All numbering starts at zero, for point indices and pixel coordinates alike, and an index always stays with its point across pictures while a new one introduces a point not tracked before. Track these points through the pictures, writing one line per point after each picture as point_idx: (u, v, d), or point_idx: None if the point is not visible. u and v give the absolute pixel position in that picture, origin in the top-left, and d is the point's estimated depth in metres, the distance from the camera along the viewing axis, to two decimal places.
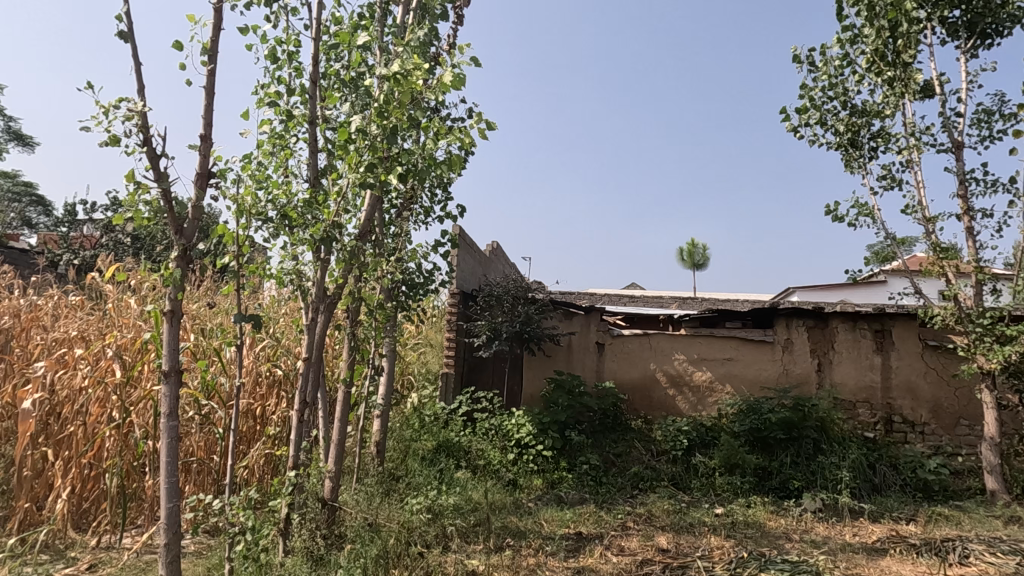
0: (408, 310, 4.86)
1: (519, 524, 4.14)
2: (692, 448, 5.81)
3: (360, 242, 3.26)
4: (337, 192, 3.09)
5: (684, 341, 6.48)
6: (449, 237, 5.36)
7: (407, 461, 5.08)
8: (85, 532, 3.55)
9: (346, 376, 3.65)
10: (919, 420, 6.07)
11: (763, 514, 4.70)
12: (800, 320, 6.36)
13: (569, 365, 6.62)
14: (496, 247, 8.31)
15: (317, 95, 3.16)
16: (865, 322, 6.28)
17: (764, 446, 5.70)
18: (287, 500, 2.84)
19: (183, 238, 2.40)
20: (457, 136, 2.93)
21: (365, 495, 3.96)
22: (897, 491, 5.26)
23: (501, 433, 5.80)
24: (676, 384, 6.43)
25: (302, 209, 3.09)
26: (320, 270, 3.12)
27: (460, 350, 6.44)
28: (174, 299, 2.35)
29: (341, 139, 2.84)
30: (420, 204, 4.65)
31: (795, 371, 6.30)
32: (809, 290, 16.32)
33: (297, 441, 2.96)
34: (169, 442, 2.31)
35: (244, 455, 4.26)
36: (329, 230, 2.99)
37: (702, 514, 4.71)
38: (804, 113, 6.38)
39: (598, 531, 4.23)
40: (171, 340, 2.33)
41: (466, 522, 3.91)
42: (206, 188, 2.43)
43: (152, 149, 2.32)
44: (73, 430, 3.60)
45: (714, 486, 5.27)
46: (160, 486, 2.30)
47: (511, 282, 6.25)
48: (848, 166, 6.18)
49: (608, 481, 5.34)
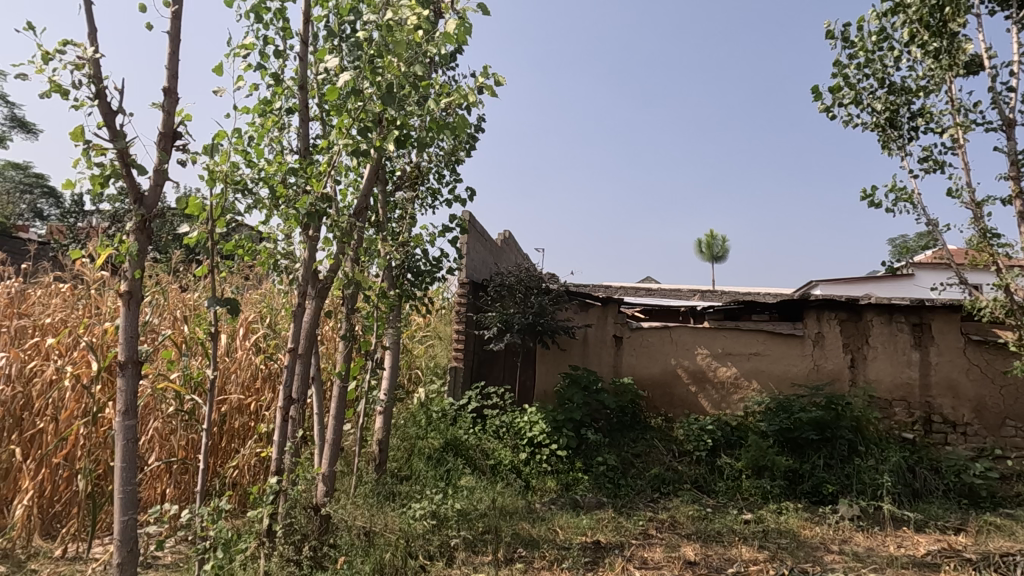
0: (414, 299, 4.53)
1: (532, 532, 3.80)
2: (717, 448, 5.45)
3: (354, 220, 2.92)
4: (328, 162, 2.74)
5: (708, 335, 6.10)
6: (459, 223, 5.02)
7: (411, 462, 4.78)
8: (54, 539, 3.23)
9: (342, 369, 3.30)
10: (961, 420, 5.67)
11: (796, 522, 4.35)
12: (831, 312, 5.96)
13: (584, 360, 6.26)
14: (509, 237, 7.96)
15: (308, 58, 2.84)
16: (902, 315, 5.88)
17: (795, 447, 5.32)
18: (269, 508, 2.51)
19: (142, 207, 2.05)
20: (463, 95, 2.57)
21: (363, 501, 3.63)
22: (939, 497, 4.85)
23: (513, 431, 5.46)
24: (699, 381, 6.05)
25: (290, 181, 2.76)
26: (308, 251, 2.75)
27: (470, 343, 6.10)
28: (131, 277, 2.02)
29: (330, 98, 2.51)
30: (426, 185, 4.34)
31: (826, 367, 5.90)
32: (832, 284, 15.82)
33: (281, 442, 2.62)
34: (125, 445, 1.99)
35: (234, 455, 3.95)
36: (316, 204, 2.66)
37: (730, 521, 4.36)
38: (837, 92, 5.97)
39: (617, 540, 3.89)
40: (128, 327, 2.00)
41: (473, 531, 3.57)
42: (171, 150, 2.09)
43: (105, 103, 1.99)
44: (42, 427, 3.29)
45: (740, 490, 4.93)
46: (114, 496, 1.98)
47: (524, 272, 5.88)
48: (886, 148, 5.78)
49: (627, 484, 4.99)
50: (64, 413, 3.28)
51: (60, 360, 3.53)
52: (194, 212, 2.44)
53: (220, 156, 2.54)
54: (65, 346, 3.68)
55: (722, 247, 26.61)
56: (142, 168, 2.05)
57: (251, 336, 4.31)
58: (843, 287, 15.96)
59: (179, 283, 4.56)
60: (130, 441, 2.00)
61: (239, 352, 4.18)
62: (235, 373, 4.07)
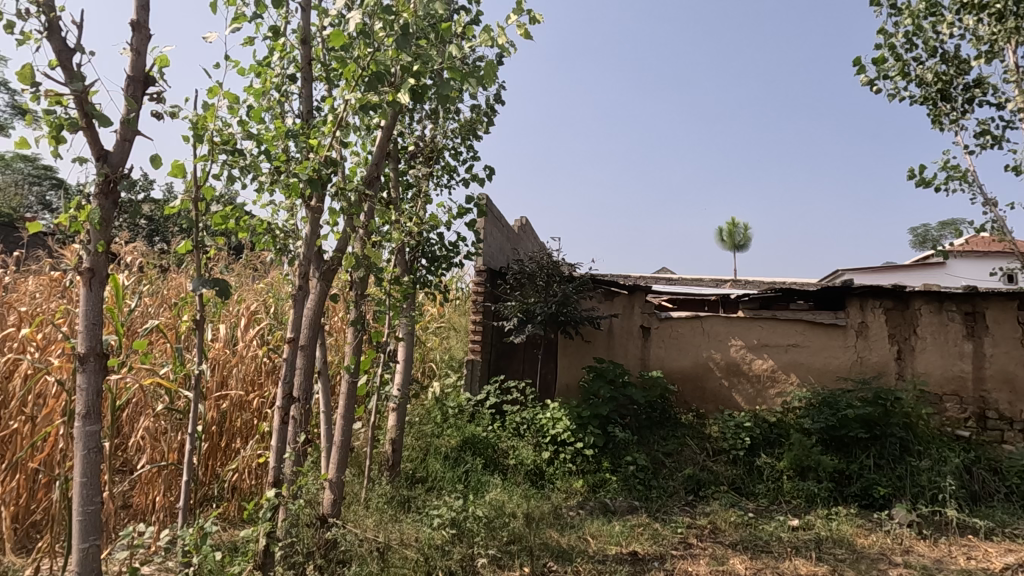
0: (429, 287, 4.19)
1: (561, 541, 3.45)
2: (755, 447, 5.06)
3: (366, 190, 2.55)
4: (334, 121, 2.36)
5: (742, 325, 5.70)
6: (478, 205, 4.66)
7: (427, 462, 4.44)
8: (29, 554, 2.90)
9: (351, 362, 2.93)
10: (1018, 417, 5.26)
11: (850, 529, 3.97)
12: (876, 300, 5.54)
13: (609, 352, 5.88)
14: (526, 223, 7.58)
15: (310, 7, 2.46)
16: (953, 304, 5.45)
17: (840, 446, 4.92)
18: (265, 525, 2.16)
19: (106, 164, 1.68)
20: (490, 37, 2.20)
21: (376, 509, 3.28)
22: (1002, 500, 4.46)
23: (535, 428, 5.08)
24: (733, 374, 5.65)
25: (290, 146, 2.39)
26: (311, 224, 2.36)
27: (488, 335, 5.74)
28: (93, 252, 1.65)
29: (336, 43, 2.14)
30: (442, 162, 3.98)
31: (871, 359, 5.49)
32: (858, 273, 15.34)
33: (280, 449, 2.26)
34: (86, 457, 1.63)
35: (235, 457, 3.60)
36: (321, 169, 2.28)
37: (776, 527, 4.00)
38: (882, 64, 5.51)
39: (656, 551, 3.53)
40: (89, 311, 1.64)
41: (498, 542, 3.19)
42: (141, 98, 1.72)
43: (59, 38, 1.63)
44: (16, 428, 2.92)
45: (782, 492, 4.56)
46: (72, 519, 1.63)
47: (545, 260, 5.49)
48: (937, 123, 5.31)
49: (658, 486, 4.62)
50: (44, 410, 2.94)
51: (39, 352, 3.19)
52: (196, 191, 2.07)
53: (220, 121, 2.16)
54: (46, 337, 3.34)
55: (743, 235, 26.08)
56: (106, 120, 1.68)
57: (254, 326, 3.97)
58: (868, 277, 15.50)
59: (177, 271, 4.23)
60: (91, 451, 1.65)
61: (241, 343, 3.82)
62: (236, 367, 3.69)
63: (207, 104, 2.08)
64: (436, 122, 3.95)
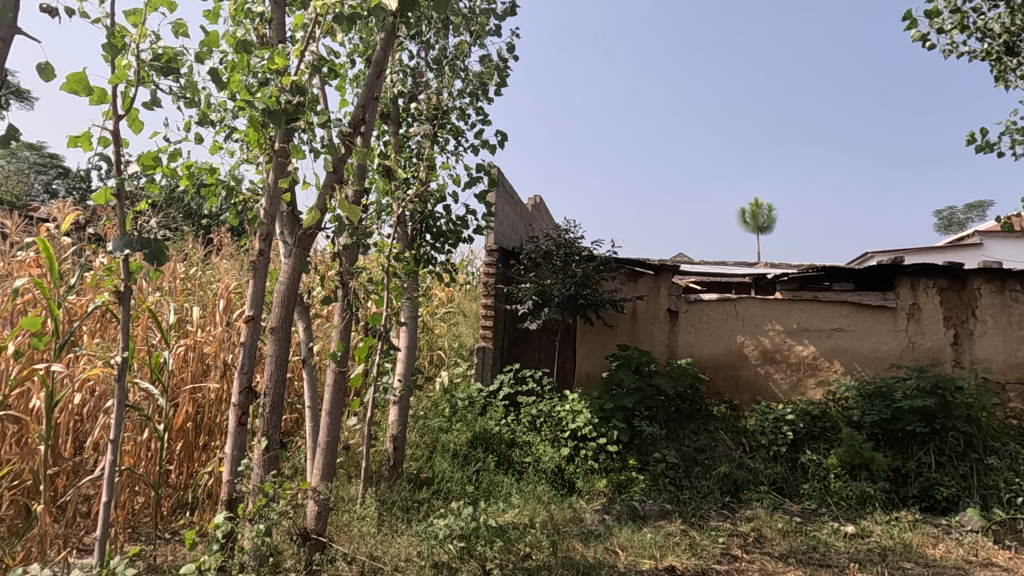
0: (434, 265, 3.72)
1: (586, 555, 2.98)
2: (799, 442, 4.54)
3: (351, 134, 2.07)
4: (305, 43, 1.88)
5: (780, 308, 5.17)
6: (488, 174, 4.18)
7: (434, 460, 4.00)
8: None
9: (340, 349, 2.45)
10: None
11: (916, 537, 3.47)
12: (929, 279, 5.00)
13: (633, 338, 5.37)
14: (540, 202, 7.07)
15: None
16: (1016, 283, 4.92)
17: (894, 441, 4.40)
18: (214, 557, 1.78)
19: None
20: None
21: (373, 521, 2.82)
22: None
23: (553, 421, 4.58)
24: (769, 361, 5.14)
25: (252, 77, 1.92)
26: (278, 172, 1.89)
27: (501, 320, 5.25)
28: None
29: None
30: (449, 124, 3.50)
31: (923, 345, 4.97)
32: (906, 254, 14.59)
33: (234, 456, 1.90)
34: None
35: (213, 456, 3.14)
36: (287, 100, 1.79)
37: (830, 534, 3.50)
38: (937, 16, 4.91)
39: (697, 565, 3.04)
40: None
41: (514, 557, 2.71)
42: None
43: None
44: None
45: (830, 493, 4.07)
46: None
47: (563, 237, 4.97)
48: (1000, 80, 4.71)
49: (690, 486, 4.14)
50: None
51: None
52: (117, 120, 1.58)
53: (157, 36, 1.69)
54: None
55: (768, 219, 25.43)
56: None
57: (239, 310, 3.53)
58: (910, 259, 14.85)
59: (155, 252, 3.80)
60: None
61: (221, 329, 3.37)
62: (215, 355, 3.23)
63: (137, 11, 1.62)
64: (442, 77, 3.46)
